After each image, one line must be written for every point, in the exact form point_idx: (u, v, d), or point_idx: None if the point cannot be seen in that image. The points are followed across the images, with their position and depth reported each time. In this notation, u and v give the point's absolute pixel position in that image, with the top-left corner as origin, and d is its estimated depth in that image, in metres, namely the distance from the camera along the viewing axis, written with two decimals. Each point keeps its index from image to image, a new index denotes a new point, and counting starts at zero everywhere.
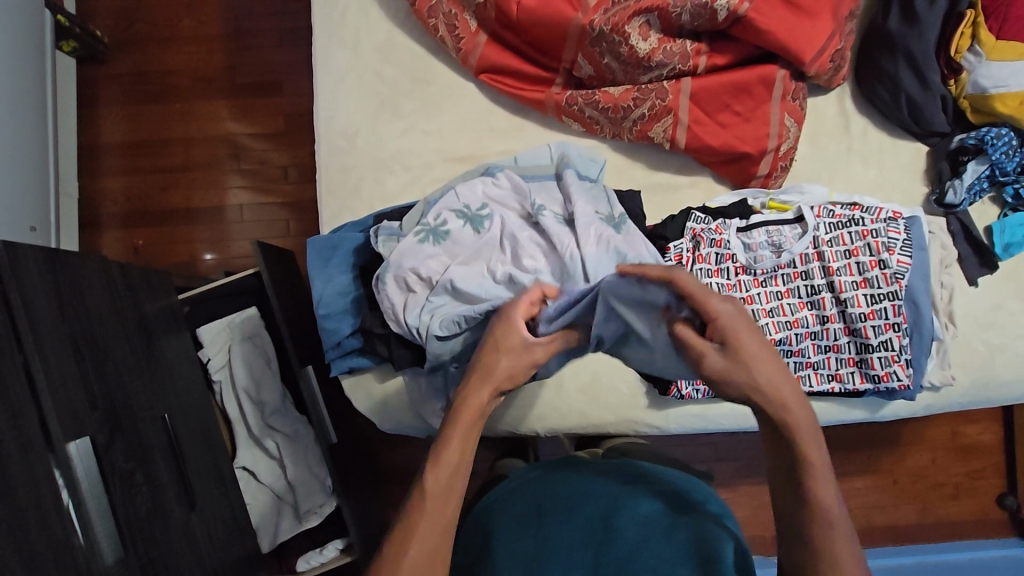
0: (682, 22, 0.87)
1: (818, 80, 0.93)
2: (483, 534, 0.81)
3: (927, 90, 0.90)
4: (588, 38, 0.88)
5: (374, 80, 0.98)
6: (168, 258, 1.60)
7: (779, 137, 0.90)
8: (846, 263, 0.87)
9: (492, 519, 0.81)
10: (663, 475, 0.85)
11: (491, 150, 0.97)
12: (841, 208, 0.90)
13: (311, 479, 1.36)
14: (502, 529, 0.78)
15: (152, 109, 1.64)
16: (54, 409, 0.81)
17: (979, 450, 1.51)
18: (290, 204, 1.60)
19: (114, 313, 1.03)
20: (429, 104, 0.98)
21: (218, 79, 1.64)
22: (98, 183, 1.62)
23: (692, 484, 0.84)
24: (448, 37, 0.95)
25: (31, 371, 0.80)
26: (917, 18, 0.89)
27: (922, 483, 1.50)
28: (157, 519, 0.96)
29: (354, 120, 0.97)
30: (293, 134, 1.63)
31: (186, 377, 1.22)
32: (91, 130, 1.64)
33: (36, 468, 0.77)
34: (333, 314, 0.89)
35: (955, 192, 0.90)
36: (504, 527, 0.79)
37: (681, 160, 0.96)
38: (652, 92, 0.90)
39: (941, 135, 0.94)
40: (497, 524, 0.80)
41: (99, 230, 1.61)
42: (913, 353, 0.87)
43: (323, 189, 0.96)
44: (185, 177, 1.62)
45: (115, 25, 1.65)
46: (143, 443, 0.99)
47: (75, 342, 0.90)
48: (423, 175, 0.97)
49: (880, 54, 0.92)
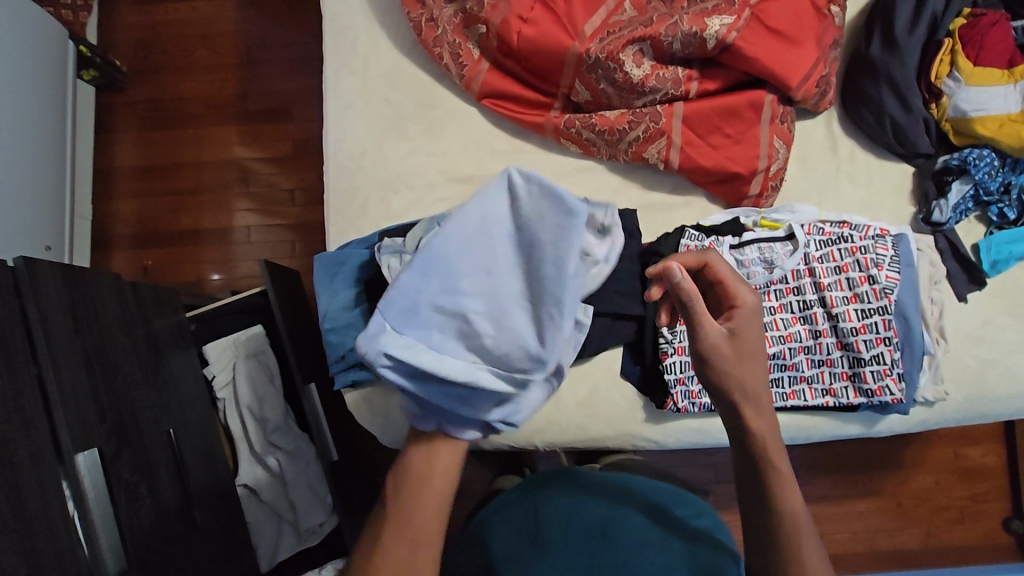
0: (673, 50, 0.92)
1: (805, 104, 0.97)
2: (482, 545, 0.82)
3: (910, 113, 0.94)
4: (585, 65, 0.92)
5: (380, 105, 1.03)
6: (176, 277, 1.64)
7: (768, 158, 0.94)
8: (836, 279, 0.90)
9: (493, 532, 0.83)
10: (662, 492, 0.86)
11: (492, 171, 1.01)
12: (830, 226, 0.93)
13: (313, 498, 1.38)
14: (502, 541, 0.80)
15: (166, 133, 1.70)
16: (65, 420, 0.83)
17: (983, 472, 1.51)
18: (297, 226, 1.65)
19: (124, 328, 1.06)
20: (433, 127, 1.02)
21: (230, 106, 1.71)
22: (112, 205, 1.67)
23: (690, 505, 0.84)
24: (452, 64, 1.00)
25: (44, 382, 0.82)
26: (898, 46, 0.94)
27: (926, 506, 1.49)
28: (160, 533, 0.96)
29: (361, 142, 1.01)
30: (302, 158, 1.68)
31: (192, 393, 1.23)
32: (107, 155, 1.69)
33: (45, 478, 0.79)
34: (338, 328, 0.92)
35: (941, 210, 0.93)
36: (504, 539, 0.80)
37: (675, 180, 1.00)
38: (646, 116, 0.94)
39: (925, 156, 0.97)
40: (497, 536, 0.81)
41: (111, 250, 1.65)
42: (905, 367, 0.88)
43: (330, 208, 1.00)
44: (195, 200, 1.67)
45: (134, 56, 1.73)
46: (148, 456, 1.00)
47: (87, 355, 0.92)
48: (426, 195, 1.00)
49: (863, 80, 0.97)
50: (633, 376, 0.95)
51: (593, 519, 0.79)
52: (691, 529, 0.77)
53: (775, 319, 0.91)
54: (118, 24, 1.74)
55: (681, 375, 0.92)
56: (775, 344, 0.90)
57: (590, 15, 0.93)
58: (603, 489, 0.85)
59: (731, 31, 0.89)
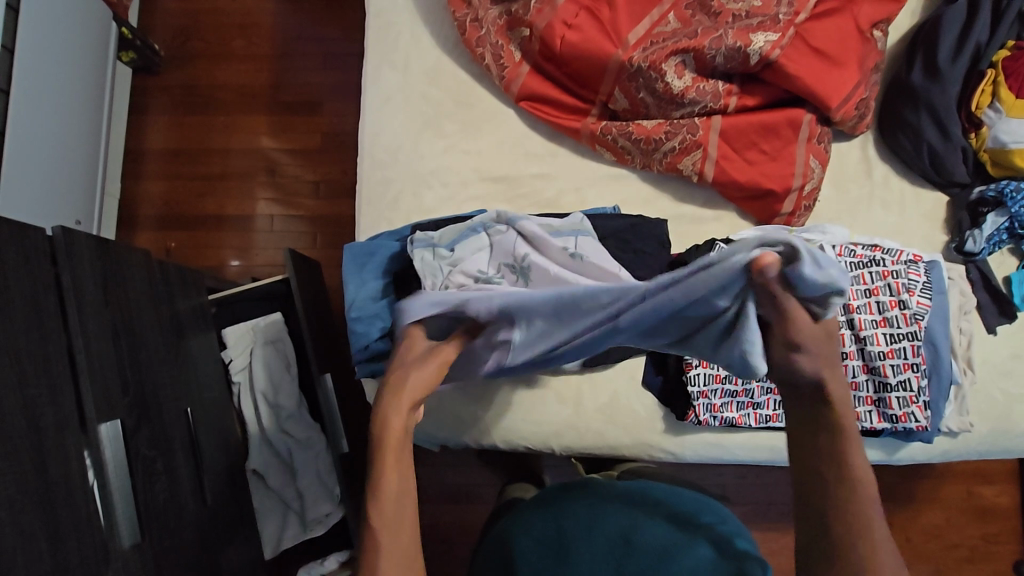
0: (715, 63, 0.92)
1: (843, 126, 0.97)
2: (504, 554, 0.82)
3: (948, 141, 0.94)
4: (626, 73, 0.93)
5: (419, 101, 1.04)
6: (198, 261, 1.65)
7: (803, 177, 0.94)
8: (866, 302, 0.89)
9: (513, 542, 0.82)
10: (684, 499, 0.85)
11: (526, 172, 1.02)
12: (862, 249, 0.92)
13: (319, 487, 1.36)
14: (524, 552, 0.79)
15: (198, 118, 1.73)
16: (91, 390, 0.84)
17: (996, 513, 1.48)
18: (321, 218, 1.66)
19: (150, 305, 1.07)
20: (470, 126, 1.03)
21: (264, 96, 1.73)
22: (140, 185, 1.70)
23: (719, 511, 0.83)
24: (493, 65, 1.01)
25: (73, 351, 0.84)
26: (940, 73, 0.94)
27: (937, 542, 1.47)
28: (172, 510, 0.97)
29: (397, 136, 1.03)
30: (330, 151, 1.70)
31: (210, 374, 1.24)
32: (139, 136, 1.72)
33: (69, 445, 0.79)
34: (365, 317, 0.92)
35: (975, 240, 0.93)
36: (526, 550, 0.79)
37: (707, 194, 1.00)
38: (683, 127, 0.94)
39: (961, 186, 0.97)
40: (519, 546, 0.81)
41: (137, 229, 1.68)
42: (932, 396, 0.88)
43: (362, 200, 1.01)
44: (222, 185, 1.69)
45: (173, 41, 1.76)
46: (165, 432, 1.01)
47: (115, 328, 0.93)
48: (459, 192, 1.01)
49: (903, 105, 0.97)
50: (654, 386, 0.95)
51: (613, 527, 0.79)
52: (713, 532, 0.77)
53: None
54: (161, 9, 1.77)
55: (704, 389, 0.91)
56: None
57: (634, 24, 0.94)
58: (624, 500, 0.84)
59: (775, 48, 0.90)
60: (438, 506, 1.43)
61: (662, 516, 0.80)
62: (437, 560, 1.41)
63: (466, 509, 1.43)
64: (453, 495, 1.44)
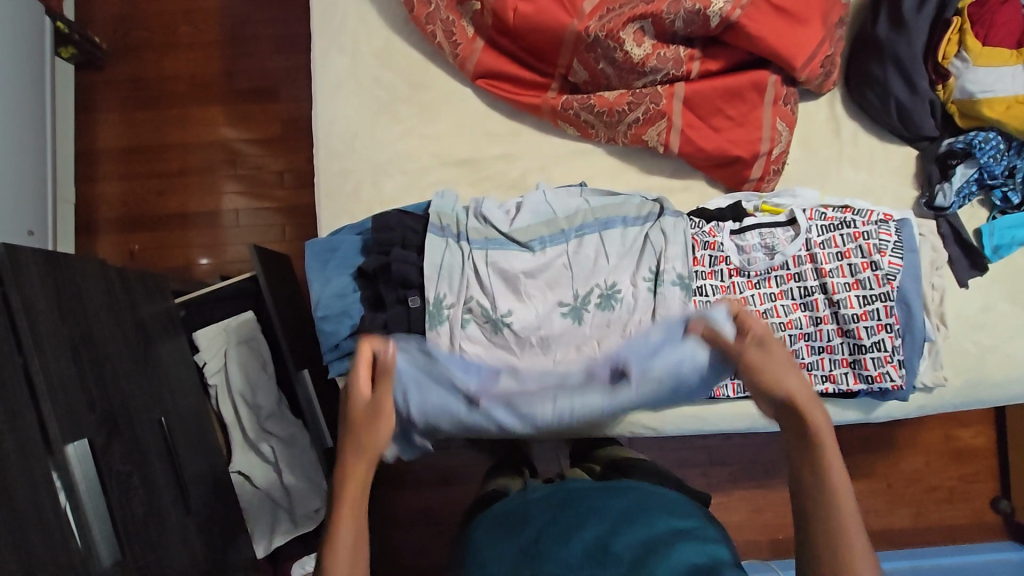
0: (675, 28, 0.90)
1: (810, 84, 0.95)
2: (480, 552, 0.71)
3: (915, 94, 0.93)
4: (584, 44, 0.90)
5: (373, 85, 0.99)
6: (164, 262, 1.60)
7: (771, 141, 0.92)
8: (838, 265, 0.88)
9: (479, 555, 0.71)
10: (648, 501, 0.74)
11: (487, 153, 0.99)
12: (833, 211, 0.92)
13: (306, 482, 1.34)
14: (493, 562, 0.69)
15: (149, 114, 1.65)
16: (53, 411, 0.78)
17: (973, 454, 1.52)
18: (288, 210, 1.61)
19: (111, 316, 1.02)
20: (427, 108, 1.00)
21: (216, 86, 1.65)
22: (95, 189, 1.63)
23: (690, 521, 0.71)
24: (446, 42, 0.97)
25: (30, 372, 0.78)
26: (906, 24, 0.91)
27: (916, 486, 1.51)
28: (154, 521, 0.93)
29: (352, 124, 0.98)
30: (291, 140, 1.63)
31: (185, 380, 1.21)
32: (90, 136, 1.64)
33: (32, 469, 0.74)
34: (331, 315, 0.89)
35: (944, 195, 0.92)
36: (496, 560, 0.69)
37: (675, 164, 0.99)
38: (646, 97, 0.92)
39: (930, 139, 0.96)
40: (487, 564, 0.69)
41: (96, 234, 1.61)
42: (906, 353, 0.88)
43: (320, 192, 0.97)
44: (182, 183, 1.63)
45: (113, 33, 1.66)
46: (140, 444, 0.97)
47: (74, 343, 0.88)
48: (421, 179, 0.98)
49: (868, 61, 0.95)
50: None
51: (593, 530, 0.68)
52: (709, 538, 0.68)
53: (776, 305, 0.90)
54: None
55: None
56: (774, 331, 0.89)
57: None
58: (601, 499, 0.74)
59: (736, 8, 0.87)
60: (430, 491, 1.44)
61: (629, 518, 0.70)
62: (432, 543, 1.42)
63: (457, 492, 1.44)
64: (444, 479, 1.44)
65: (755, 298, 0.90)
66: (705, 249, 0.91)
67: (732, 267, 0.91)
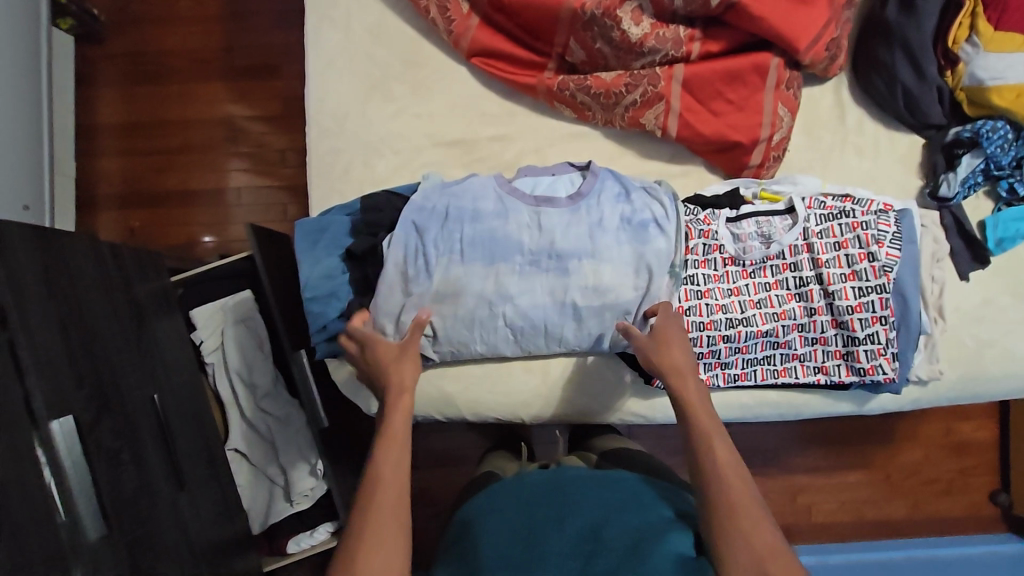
0: (674, 6, 0.87)
1: (814, 69, 0.92)
2: (466, 539, 0.70)
3: (923, 80, 0.90)
4: (581, 22, 0.88)
5: (366, 62, 0.97)
6: (162, 240, 1.60)
7: (772, 126, 0.90)
8: (835, 255, 0.86)
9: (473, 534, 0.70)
10: (637, 493, 0.72)
11: (482, 134, 0.97)
12: (832, 200, 0.89)
13: (300, 461, 1.34)
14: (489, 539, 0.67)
15: (148, 89, 1.63)
16: (40, 387, 0.77)
17: (974, 446, 1.51)
18: (286, 189, 1.60)
19: (102, 293, 1.01)
20: (421, 87, 0.98)
21: (215, 61, 1.63)
22: (94, 164, 1.62)
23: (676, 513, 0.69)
24: (440, 18, 0.94)
25: (16, 345, 0.76)
26: (916, 6, 0.88)
27: (914, 478, 1.50)
28: (144, 498, 0.93)
29: (345, 103, 0.97)
30: (290, 117, 1.61)
31: (179, 359, 1.21)
32: (89, 112, 1.63)
33: (18, 441, 0.72)
34: (320, 297, 0.88)
35: (949, 185, 0.91)
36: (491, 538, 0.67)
37: (673, 148, 0.97)
38: (644, 78, 0.89)
39: (937, 127, 0.93)
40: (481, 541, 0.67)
41: (96, 210, 1.61)
42: (900, 347, 0.87)
43: (311, 172, 0.96)
44: (181, 159, 1.62)
45: (110, 5, 1.64)
46: (131, 421, 0.97)
47: (63, 319, 0.87)
48: (413, 159, 0.97)
49: (876, 44, 0.92)
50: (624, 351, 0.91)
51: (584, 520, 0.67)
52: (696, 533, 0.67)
53: (770, 295, 0.88)
54: None
55: None
56: (767, 322, 0.88)
57: None
58: (588, 485, 0.73)
59: None
60: (426, 471, 1.44)
61: (617, 509, 0.69)
62: (427, 523, 1.43)
63: (453, 473, 1.44)
64: (440, 460, 1.44)
65: (748, 288, 0.89)
66: (699, 237, 0.89)
67: (727, 256, 0.89)
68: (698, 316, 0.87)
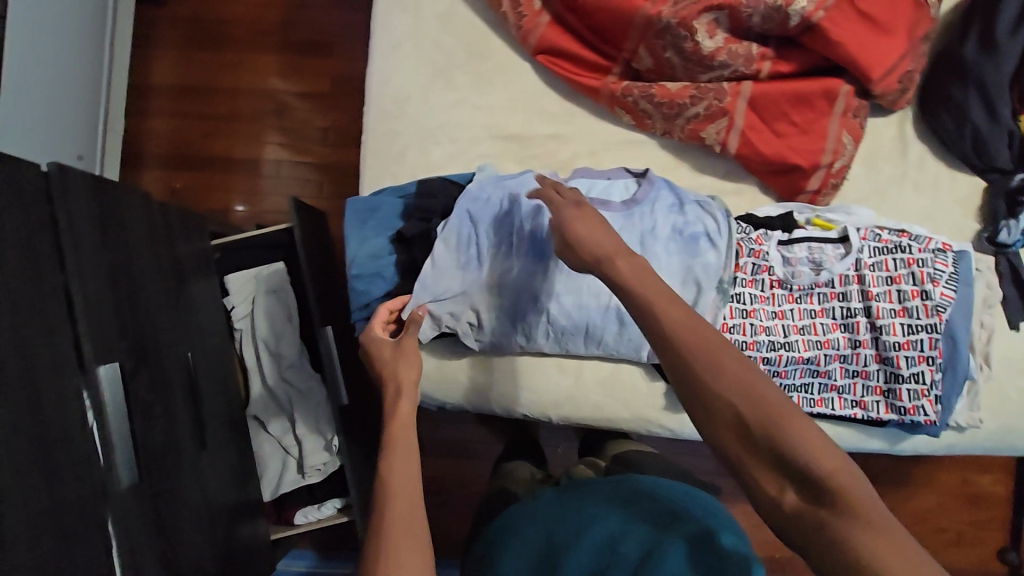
0: (751, 23, 0.87)
1: (883, 100, 0.91)
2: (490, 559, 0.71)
3: (995, 122, 0.89)
4: (654, 29, 0.87)
5: (432, 49, 0.98)
6: (203, 203, 1.63)
7: (835, 153, 0.89)
8: (886, 290, 0.85)
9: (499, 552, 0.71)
10: (654, 499, 0.72)
11: (539, 131, 0.98)
12: (888, 234, 0.88)
13: (316, 435, 1.35)
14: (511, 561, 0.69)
15: (205, 54, 1.66)
16: (88, 331, 0.79)
17: (990, 500, 1.48)
18: (329, 166, 1.61)
19: (149, 248, 1.03)
20: (484, 78, 0.98)
21: (274, 34, 1.65)
22: (145, 122, 1.65)
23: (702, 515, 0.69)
24: (511, 12, 0.95)
25: (70, 289, 0.78)
26: (996, 47, 0.87)
27: (925, 524, 1.47)
28: (170, 453, 0.94)
29: (407, 86, 0.98)
30: (341, 96, 1.63)
31: (212, 320, 1.23)
32: (145, 70, 1.66)
33: (65, 384, 0.74)
34: (365, 275, 0.89)
35: (1009, 231, 0.89)
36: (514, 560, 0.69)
37: (728, 165, 0.96)
38: (710, 92, 0.89)
39: (1000, 171, 0.91)
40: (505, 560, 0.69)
41: (142, 167, 1.64)
42: (944, 390, 0.86)
43: (367, 152, 0.98)
44: (230, 126, 1.64)
45: None
46: (165, 377, 0.99)
47: (113, 268, 0.89)
48: (468, 149, 0.97)
49: (949, 81, 0.91)
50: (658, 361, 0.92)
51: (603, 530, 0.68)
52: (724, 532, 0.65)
53: (814, 323, 0.87)
54: None
55: None
56: (810, 349, 0.87)
57: None
58: (607, 496, 0.74)
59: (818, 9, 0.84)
60: (436, 460, 1.45)
61: (636, 518, 0.69)
62: (432, 510, 1.44)
63: (462, 464, 1.45)
64: (451, 450, 1.45)
65: (793, 313, 0.88)
66: (749, 256, 0.89)
67: (774, 278, 0.89)
68: (741, 335, 0.86)
